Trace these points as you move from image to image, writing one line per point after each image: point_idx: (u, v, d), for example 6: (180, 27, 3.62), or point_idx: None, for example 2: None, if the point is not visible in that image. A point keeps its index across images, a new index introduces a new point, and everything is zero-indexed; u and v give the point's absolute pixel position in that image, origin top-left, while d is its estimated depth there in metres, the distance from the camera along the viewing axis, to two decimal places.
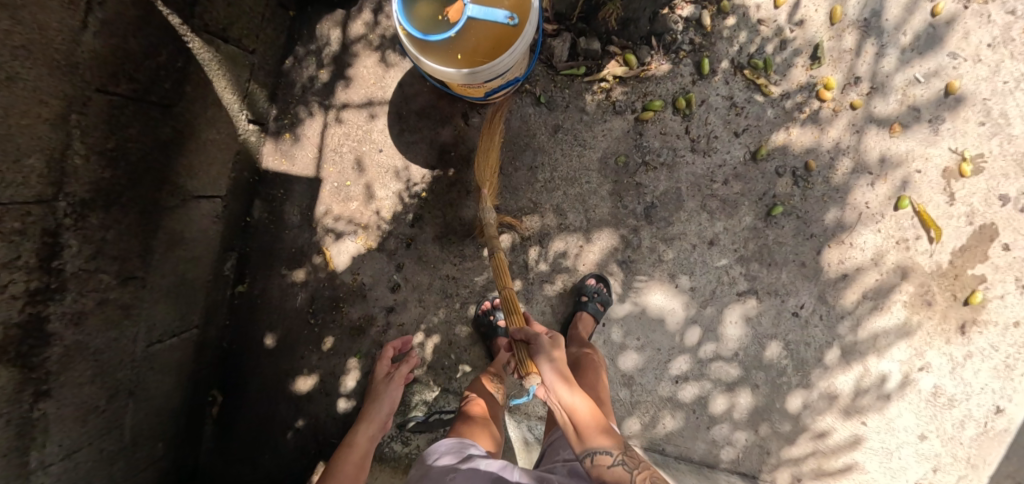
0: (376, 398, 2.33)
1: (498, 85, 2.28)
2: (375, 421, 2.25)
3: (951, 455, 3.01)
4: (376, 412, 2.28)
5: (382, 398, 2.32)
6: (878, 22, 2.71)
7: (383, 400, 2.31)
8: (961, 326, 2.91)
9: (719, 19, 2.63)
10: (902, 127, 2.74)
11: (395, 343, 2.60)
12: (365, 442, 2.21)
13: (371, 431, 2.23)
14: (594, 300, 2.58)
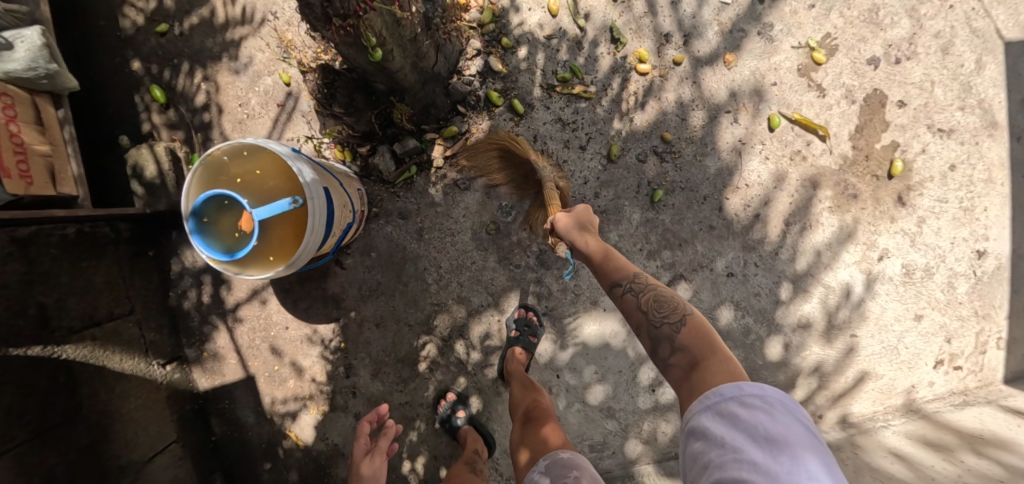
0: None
1: (335, 241, 2.32)
2: None
3: (956, 319, 2.88)
4: None
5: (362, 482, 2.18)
6: None
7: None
8: (897, 199, 2.79)
9: (509, 56, 2.59)
10: (735, 53, 2.66)
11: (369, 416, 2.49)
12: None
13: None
14: (525, 334, 2.61)
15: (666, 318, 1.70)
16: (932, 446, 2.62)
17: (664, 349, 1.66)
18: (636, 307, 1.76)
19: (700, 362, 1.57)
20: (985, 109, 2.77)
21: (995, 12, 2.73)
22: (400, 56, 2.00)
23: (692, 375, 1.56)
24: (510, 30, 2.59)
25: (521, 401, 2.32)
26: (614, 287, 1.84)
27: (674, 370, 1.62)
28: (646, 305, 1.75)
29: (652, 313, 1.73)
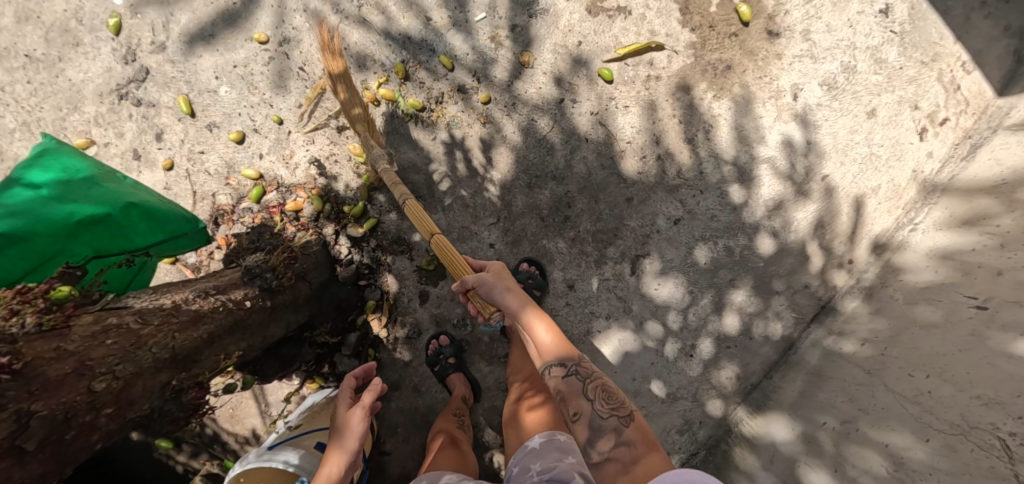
0: (343, 424, 2.01)
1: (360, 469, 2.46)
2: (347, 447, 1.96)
3: (907, 86, 2.64)
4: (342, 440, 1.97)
5: (349, 435, 1.98)
6: (410, 42, 2.45)
7: (346, 438, 1.97)
8: (768, 37, 2.56)
9: (363, 216, 2.58)
10: (529, 50, 2.47)
11: (358, 371, 2.26)
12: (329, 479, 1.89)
13: (335, 469, 1.91)
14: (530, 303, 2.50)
15: (615, 412, 1.72)
16: (968, 223, 2.41)
17: (608, 442, 1.68)
18: (583, 396, 1.76)
19: (639, 458, 1.62)
20: None
21: None
22: (270, 332, 2.11)
23: (630, 468, 1.60)
24: (343, 196, 2.59)
25: (518, 374, 2.40)
26: (553, 367, 1.81)
27: (614, 467, 1.64)
28: (593, 394, 1.75)
29: (597, 406, 1.73)
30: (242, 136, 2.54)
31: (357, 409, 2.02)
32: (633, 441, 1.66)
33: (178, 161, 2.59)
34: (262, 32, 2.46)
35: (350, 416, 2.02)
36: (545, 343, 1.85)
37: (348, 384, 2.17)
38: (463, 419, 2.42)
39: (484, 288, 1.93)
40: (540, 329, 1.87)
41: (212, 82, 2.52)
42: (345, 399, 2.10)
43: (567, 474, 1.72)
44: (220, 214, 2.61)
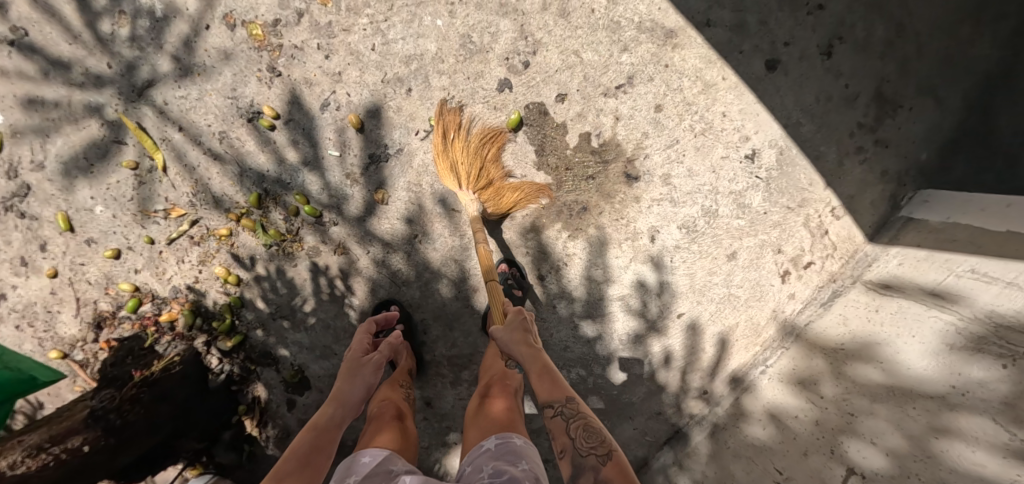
0: (353, 374, 2.03)
1: None
2: (349, 403, 1.93)
3: (770, 230, 2.63)
4: (349, 393, 1.96)
5: (359, 380, 2.01)
6: (270, 178, 2.55)
7: (356, 381, 2.00)
8: (627, 180, 2.55)
9: (233, 330, 2.73)
10: (383, 187, 2.53)
11: (379, 319, 2.38)
12: (328, 423, 1.86)
13: (336, 410, 1.88)
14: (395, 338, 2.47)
15: (595, 450, 1.70)
16: (802, 383, 2.45)
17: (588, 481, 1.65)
18: (566, 433, 1.78)
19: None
20: (649, 29, 2.43)
21: None
22: (127, 457, 2.30)
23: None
24: (212, 311, 2.75)
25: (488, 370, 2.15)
26: (546, 409, 1.86)
27: None
28: (575, 433, 1.76)
29: (579, 443, 1.73)
30: (118, 252, 2.70)
31: (374, 357, 2.12)
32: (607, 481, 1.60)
33: (61, 270, 2.76)
34: (130, 159, 2.59)
35: (364, 364, 2.09)
36: (507, 329, 2.07)
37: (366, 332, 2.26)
38: (408, 392, 2.24)
39: (502, 334, 2.06)
40: (511, 337, 2.04)
41: (88, 202, 2.67)
42: (362, 343, 2.21)
43: (523, 480, 1.43)
44: (102, 319, 2.79)
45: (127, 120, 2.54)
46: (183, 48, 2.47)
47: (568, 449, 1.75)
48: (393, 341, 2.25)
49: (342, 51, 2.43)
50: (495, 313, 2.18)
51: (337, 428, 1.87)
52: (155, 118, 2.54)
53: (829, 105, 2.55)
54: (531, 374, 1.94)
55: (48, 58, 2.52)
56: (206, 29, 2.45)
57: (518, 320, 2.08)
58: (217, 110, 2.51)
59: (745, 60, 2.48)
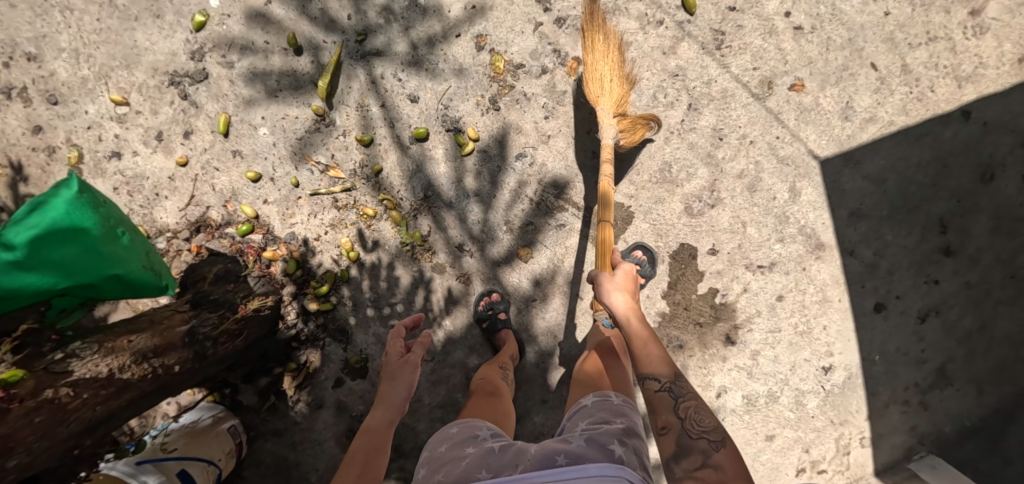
0: (392, 376, 2.06)
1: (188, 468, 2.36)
2: (390, 407, 2.00)
3: (811, 430, 2.95)
4: (392, 396, 2.01)
5: (399, 383, 2.04)
6: (437, 191, 2.67)
7: (397, 385, 2.05)
8: (726, 340, 2.82)
9: (324, 298, 2.79)
10: (529, 247, 2.68)
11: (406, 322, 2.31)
12: (378, 427, 1.96)
13: (381, 414, 1.98)
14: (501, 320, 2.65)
15: (706, 435, 1.55)
16: None
17: (694, 460, 1.50)
18: (673, 411, 1.63)
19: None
20: (807, 233, 2.74)
21: (803, 133, 2.66)
22: (185, 385, 2.27)
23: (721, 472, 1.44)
24: (315, 271, 2.79)
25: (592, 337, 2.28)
26: (648, 380, 1.72)
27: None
28: (684, 413, 1.62)
29: (691, 426, 1.58)
30: (259, 177, 2.70)
31: (410, 356, 2.10)
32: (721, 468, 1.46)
33: (190, 163, 2.74)
34: (320, 105, 2.62)
35: (401, 366, 2.09)
36: (615, 282, 2.04)
37: (398, 331, 2.22)
38: (507, 372, 2.43)
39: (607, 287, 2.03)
40: (619, 294, 1.99)
41: (255, 120, 2.68)
42: (395, 346, 2.15)
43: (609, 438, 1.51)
44: (204, 224, 2.77)
45: (335, 65, 2.57)
46: (427, 42, 2.56)
47: (672, 427, 1.61)
48: (422, 342, 2.18)
49: (561, 120, 2.57)
50: (604, 259, 2.19)
51: (389, 430, 1.97)
52: (364, 84, 2.60)
53: (902, 358, 2.95)
54: (631, 341, 1.87)
55: None
56: (455, 38, 2.55)
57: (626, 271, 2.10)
58: (425, 109, 2.60)
59: (863, 294, 2.84)
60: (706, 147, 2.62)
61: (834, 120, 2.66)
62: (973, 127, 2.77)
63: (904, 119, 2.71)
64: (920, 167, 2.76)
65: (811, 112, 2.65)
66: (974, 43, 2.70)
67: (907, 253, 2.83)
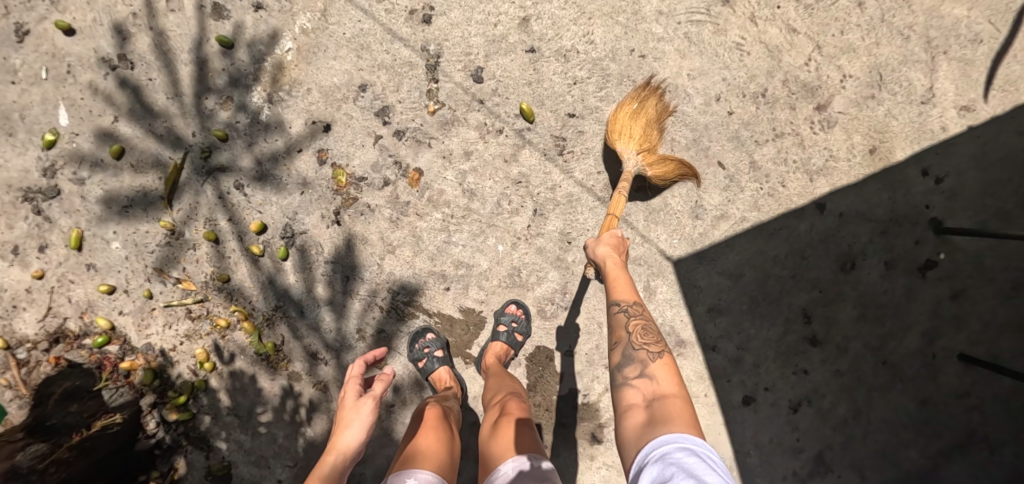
0: (349, 419, 1.98)
1: None
2: (345, 454, 1.90)
3: None
4: (348, 439, 1.93)
5: (354, 423, 1.96)
6: (290, 300, 2.66)
7: (356, 424, 1.96)
8: (594, 438, 2.70)
9: (184, 407, 2.72)
10: (384, 353, 2.65)
11: (364, 358, 2.25)
12: (331, 474, 1.83)
13: (337, 461, 1.87)
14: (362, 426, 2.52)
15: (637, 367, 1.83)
16: None
17: (637, 397, 1.74)
18: (625, 375, 1.83)
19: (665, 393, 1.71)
20: (666, 331, 2.75)
21: (653, 233, 2.67)
22: None
23: (649, 411, 1.66)
24: (174, 380, 2.74)
25: (499, 389, 2.24)
26: (625, 368, 1.85)
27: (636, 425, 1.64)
28: (635, 382, 1.80)
29: (635, 337, 1.90)
30: (113, 290, 2.70)
31: (369, 394, 2.05)
32: (656, 375, 1.78)
33: (47, 276, 2.73)
34: (169, 221, 2.63)
35: (356, 406, 2.02)
36: (603, 238, 2.12)
37: (357, 370, 2.16)
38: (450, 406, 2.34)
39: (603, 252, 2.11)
40: (604, 247, 2.10)
41: (109, 234, 2.69)
42: (353, 385, 2.10)
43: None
44: (61, 335, 2.74)
45: (176, 175, 2.59)
46: (273, 158, 2.58)
47: (621, 342, 1.92)
48: (384, 381, 2.16)
49: (406, 230, 2.60)
50: (603, 221, 2.18)
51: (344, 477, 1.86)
52: (212, 198, 2.61)
53: (778, 448, 2.89)
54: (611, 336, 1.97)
55: (143, 101, 2.60)
56: (298, 153, 2.57)
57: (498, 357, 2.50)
58: (273, 222, 2.61)
59: (729, 388, 2.83)
60: (556, 251, 2.61)
61: (684, 219, 2.67)
62: (829, 219, 2.78)
63: (756, 215, 2.72)
64: (776, 260, 2.77)
65: (660, 213, 2.67)
66: (822, 137, 2.73)
67: (771, 345, 2.83)
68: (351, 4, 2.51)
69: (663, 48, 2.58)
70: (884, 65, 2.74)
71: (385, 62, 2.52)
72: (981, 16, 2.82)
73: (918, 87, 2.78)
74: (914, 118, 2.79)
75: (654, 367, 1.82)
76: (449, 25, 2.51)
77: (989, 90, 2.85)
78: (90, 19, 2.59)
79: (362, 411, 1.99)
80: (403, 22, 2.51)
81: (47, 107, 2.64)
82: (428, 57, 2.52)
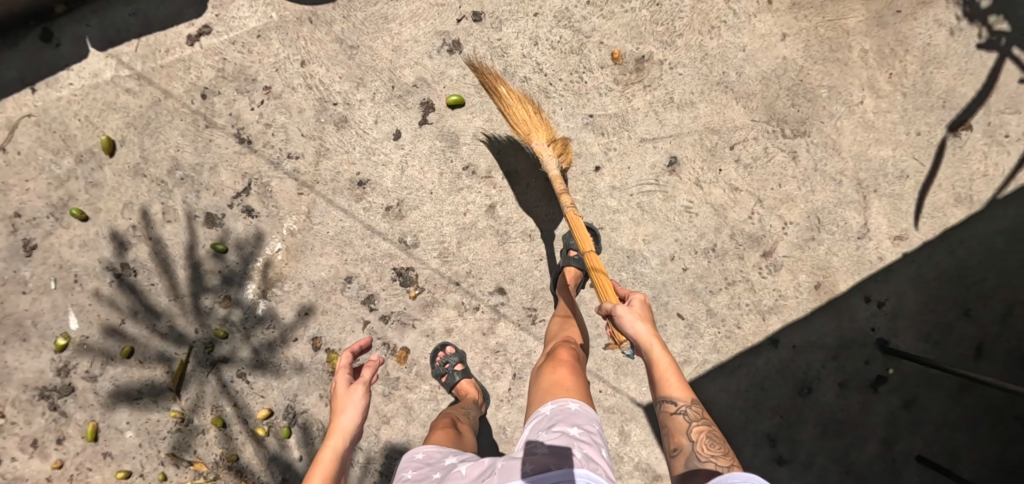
0: (343, 406, 1.94)
1: None
2: (345, 436, 1.87)
3: None
4: (343, 423, 1.89)
5: (353, 406, 1.95)
6: (294, 473, 2.86)
7: (353, 409, 1.93)
8: None
9: None
10: None
11: (354, 348, 2.17)
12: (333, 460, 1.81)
13: (340, 445, 1.84)
14: None
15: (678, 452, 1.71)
16: None
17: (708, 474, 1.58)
18: (685, 434, 1.71)
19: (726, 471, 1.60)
20: (644, 468, 2.91)
21: (624, 384, 2.90)
22: None
23: None
24: None
25: (557, 334, 2.42)
26: (665, 404, 1.77)
27: None
28: (696, 436, 1.69)
29: (699, 405, 1.72)
30: (128, 474, 2.87)
31: (360, 381, 2.01)
32: (737, 466, 1.57)
33: (64, 465, 2.89)
34: (178, 410, 2.85)
35: (351, 393, 1.98)
36: (633, 310, 1.99)
37: (345, 359, 2.09)
38: (470, 411, 2.53)
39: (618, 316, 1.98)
40: (640, 322, 1.93)
41: (122, 424, 2.88)
42: (342, 376, 2.05)
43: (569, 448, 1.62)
44: None
45: (184, 369, 2.82)
46: (270, 346, 2.82)
47: (684, 448, 1.70)
48: (373, 369, 2.09)
49: (398, 402, 2.83)
50: (602, 292, 2.07)
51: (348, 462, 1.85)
52: (216, 387, 2.84)
53: None
54: (650, 374, 1.85)
55: (148, 303, 2.83)
56: (293, 341, 2.81)
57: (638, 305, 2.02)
58: (274, 404, 2.83)
59: None
60: None
61: None
62: (783, 351, 3.03)
63: (716, 355, 2.97)
64: (740, 393, 3.02)
65: (629, 364, 2.92)
66: (770, 280, 2.99)
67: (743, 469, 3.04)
68: (332, 205, 2.77)
69: (618, 219, 2.84)
70: (820, 209, 3.01)
71: (367, 255, 2.79)
72: (906, 154, 3.08)
73: (854, 224, 3.05)
74: (853, 252, 3.05)
75: (658, 358, 1.84)
76: (423, 218, 2.77)
77: (919, 219, 3.11)
78: (94, 232, 2.80)
79: (354, 397, 1.95)
80: (380, 219, 2.77)
81: (58, 314, 2.85)
82: (406, 247, 2.78)
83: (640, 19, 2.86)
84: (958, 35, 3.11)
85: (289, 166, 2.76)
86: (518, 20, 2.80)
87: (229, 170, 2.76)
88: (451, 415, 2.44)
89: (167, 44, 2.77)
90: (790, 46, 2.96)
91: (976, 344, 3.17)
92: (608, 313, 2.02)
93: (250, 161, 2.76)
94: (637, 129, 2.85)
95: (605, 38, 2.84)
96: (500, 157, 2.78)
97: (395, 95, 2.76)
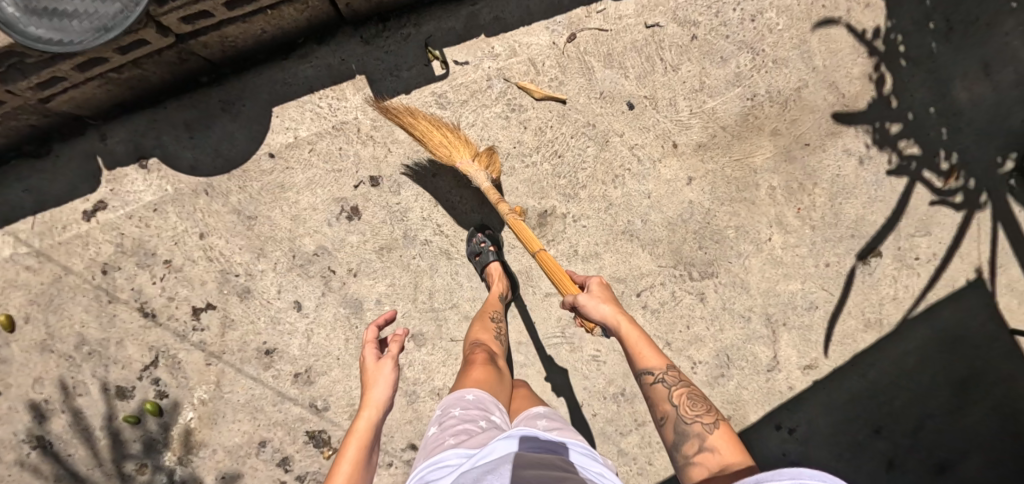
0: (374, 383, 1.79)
1: None
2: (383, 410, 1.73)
3: None
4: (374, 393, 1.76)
5: (383, 379, 1.80)
6: None
7: (387, 382, 1.80)
8: None
9: None
10: None
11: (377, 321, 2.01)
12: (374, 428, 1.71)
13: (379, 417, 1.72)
14: None
15: (699, 418, 1.63)
16: None
17: (693, 445, 1.57)
18: (669, 402, 1.70)
19: (729, 466, 1.45)
20: None
21: None
22: None
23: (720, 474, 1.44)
24: None
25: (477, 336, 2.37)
26: (645, 376, 1.77)
27: (699, 468, 1.50)
28: (679, 401, 1.70)
29: (683, 410, 1.67)
30: None
31: (387, 355, 1.87)
32: (717, 445, 1.54)
33: None
34: None
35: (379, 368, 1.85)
36: (594, 295, 2.04)
37: (371, 332, 1.95)
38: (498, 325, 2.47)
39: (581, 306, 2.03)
40: (604, 304, 1.98)
41: None
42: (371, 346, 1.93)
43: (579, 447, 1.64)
44: None
45: None
46: None
47: (669, 415, 1.70)
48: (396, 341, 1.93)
49: None
50: (562, 286, 2.13)
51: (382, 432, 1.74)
52: None
53: None
54: (647, 397, 1.77)
55: (61, 472, 2.79)
56: None
57: (596, 286, 2.09)
58: None
59: None
60: None
61: None
62: None
63: None
64: None
65: None
66: None
67: None
68: (242, 373, 2.79)
69: (524, 372, 2.90)
70: (729, 346, 3.05)
71: (279, 419, 2.81)
72: (814, 285, 3.12)
73: (763, 358, 3.10)
74: (762, 384, 3.11)
75: (629, 332, 1.86)
76: (331, 382, 2.81)
77: (828, 347, 3.16)
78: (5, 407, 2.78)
79: (384, 371, 1.82)
80: (290, 384, 2.80)
81: None
82: (317, 410, 2.81)
83: (541, 172, 2.83)
84: (868, 164, 3.12)
85: (196, 337, 2.78)
86: (417, 182, 2.78)
87: (137, 343, 2.78)
88: (486, 340, 2.33)
89: (64, 220, 2.75)
90: (696, 189, 2.95)
91: (886, 458, 3.15)
92: (573, 304, 2.06)
93: (157, 334, 2.78)
94: (542, 283, 2.87)
95: (506, 195, 2.81)
96: (405, 320, 2.81)
97: (296, 264, 2.77)
